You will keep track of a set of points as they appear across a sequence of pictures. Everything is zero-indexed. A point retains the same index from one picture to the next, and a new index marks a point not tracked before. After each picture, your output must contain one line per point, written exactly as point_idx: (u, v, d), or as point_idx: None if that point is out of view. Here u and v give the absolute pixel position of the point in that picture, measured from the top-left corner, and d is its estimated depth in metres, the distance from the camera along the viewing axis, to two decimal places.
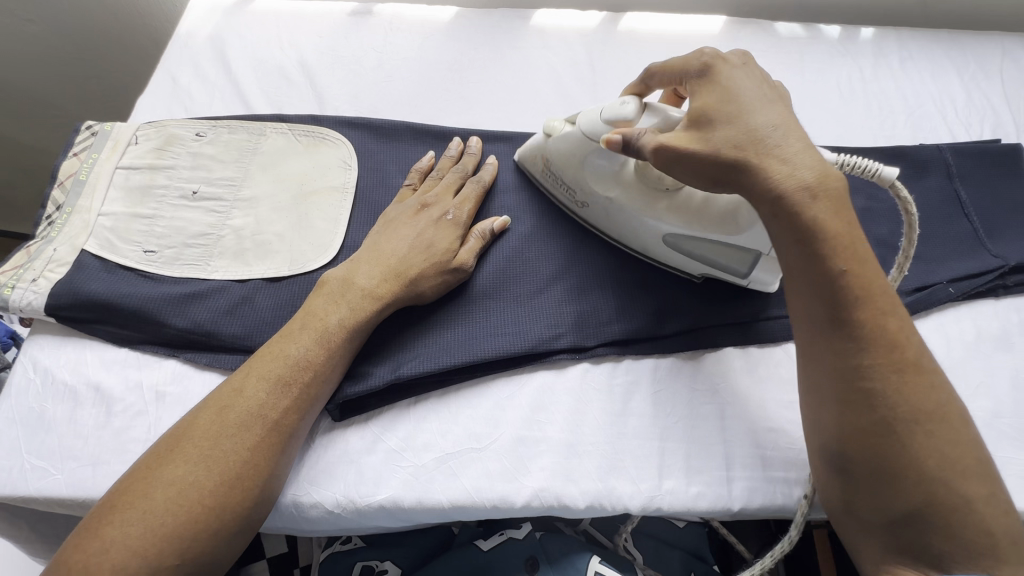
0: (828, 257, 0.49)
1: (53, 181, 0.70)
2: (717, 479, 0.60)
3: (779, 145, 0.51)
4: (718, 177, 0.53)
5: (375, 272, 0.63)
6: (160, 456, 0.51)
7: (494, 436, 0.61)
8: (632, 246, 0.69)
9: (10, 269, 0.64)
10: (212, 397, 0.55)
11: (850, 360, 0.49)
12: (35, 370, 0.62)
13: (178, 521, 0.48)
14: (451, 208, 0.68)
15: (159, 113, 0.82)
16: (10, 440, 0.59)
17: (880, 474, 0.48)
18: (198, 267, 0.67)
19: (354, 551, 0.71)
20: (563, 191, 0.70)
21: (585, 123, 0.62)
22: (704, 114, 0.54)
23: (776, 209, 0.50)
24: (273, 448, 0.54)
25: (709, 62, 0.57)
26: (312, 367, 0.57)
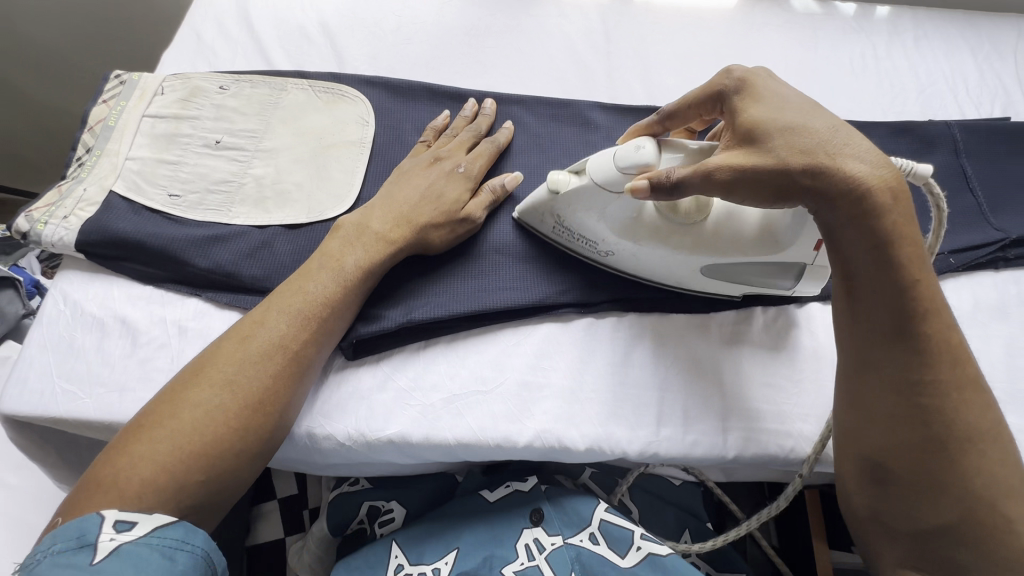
0: (899, 268, 0.49)
1: (83, 126, 0.73)
2: (713, 429, 0.63)
3: (852, 145, 0.49)
4: (783, 188, 0.50)
5: (388, 217, 0.65)
6: (184, 386, 0.54)
7: (499, 379, 0.63)
8: (666, 282, 0.67)
9: (43, 206, 0.67)
10: (231, 332, 0.58)
11: (912, 373, 0.49)
12: (64, 302, 0.65)
13: (206, 440, 0.51)
14: (463, 162, 0.70)
15: (183, 67, 0.84)
16: (42, 365, 0.62)
17: (925, 486, 0.49)
18: (220, 212, 0.70)
19: (360, 492, 0.74)
20: (581, 242, 0.66)
21: (598, 174, 0.59)
22: (754, 126, 0.52)
23: (855, 211, 0.48)
24: (289, 378, 0.56)
25: (740, 77, 0.56)
26: (329, 303, 0.60)
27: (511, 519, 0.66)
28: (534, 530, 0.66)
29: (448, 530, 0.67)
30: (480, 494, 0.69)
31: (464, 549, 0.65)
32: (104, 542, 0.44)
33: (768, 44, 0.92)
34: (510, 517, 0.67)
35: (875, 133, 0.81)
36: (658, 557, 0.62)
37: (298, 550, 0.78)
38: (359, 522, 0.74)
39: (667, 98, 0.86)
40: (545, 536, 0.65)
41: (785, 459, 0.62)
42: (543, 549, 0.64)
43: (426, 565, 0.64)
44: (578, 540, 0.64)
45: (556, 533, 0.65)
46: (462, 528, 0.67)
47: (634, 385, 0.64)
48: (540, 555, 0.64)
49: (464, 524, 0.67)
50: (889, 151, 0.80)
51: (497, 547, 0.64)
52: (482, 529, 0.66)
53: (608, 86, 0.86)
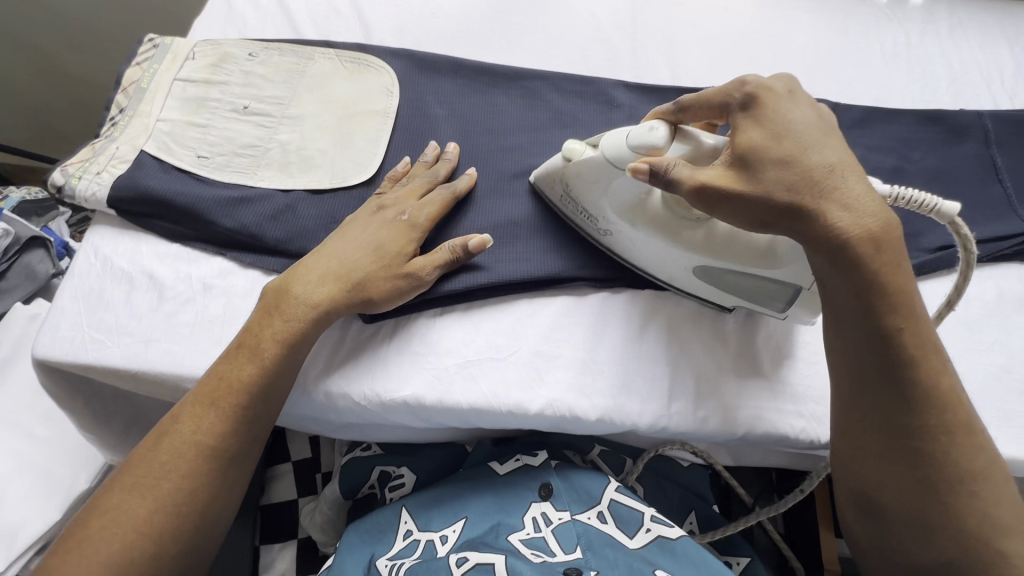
0: (888, 314, 0.49)
1: (117, 87, 0.75)
2: (725, 407, 0.63)
3: (842, 187, 0.48)
4: (766, 218, 0.50)
5: (316, 281, 0.62)
6: (107, 490, 0.55)
7: (513, 348, 0.64)
8: (660, 278, 0.66)
9: (77, 162, 0.69)
10: (153, 432, 0.58)
11: (901, 417, 0.50)
12: (96, 256, 0.67)
13: (111, 550, 0.51)
14: (407, 210, 0.66)
15: (214, 33, 0.86)
16: (73, 314, 0.64)
17: (915, 526, 0.51)
18: (246, 175, 0.71)
19: (372, 456, 0.76)
20: (583, 217, 0.66)
21: (610, 150, 0.58)
22: (750, 151, 0.50)
23: (836, 259, 0.48)
24: (206, 475, 0.56)
25: (752, 91, 0.53)
26: (243, 387, 0.58)
27: (519, 491, 0.65)
28: (542, 505, 0.63)
29: (456, 500, 0.66)
30: (489, 467, 0.69)
31: (472, 517, 0.63)
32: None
33: (797, 28, 0.90)
34: (518, 490, 0.65)
35: (901, 122, 0.80)
36: (669, 540, 0.58)
37: (311, 510, 0.79)
38: (370, 486, 0.76)
39: (691, 79, 0.85)
40: (553, 511, 0.63)
41: (796, 440, 0.62)
42: (550, 523, 0.62)
43: (432, 532, 0.63)
44: (586, 518, 0.62)
45: (563, 508, 0.63)
46: (469, 499, 0.66)
47: (651, 358, 0.65)
48: (546, 528, 0.61)
49: (472, 493, 0.66)
50: (916, 139, 0.79)
51: (506, 516, 0.63)
52: (490, 499, 0.65)
53: (632, 65, 0.86)
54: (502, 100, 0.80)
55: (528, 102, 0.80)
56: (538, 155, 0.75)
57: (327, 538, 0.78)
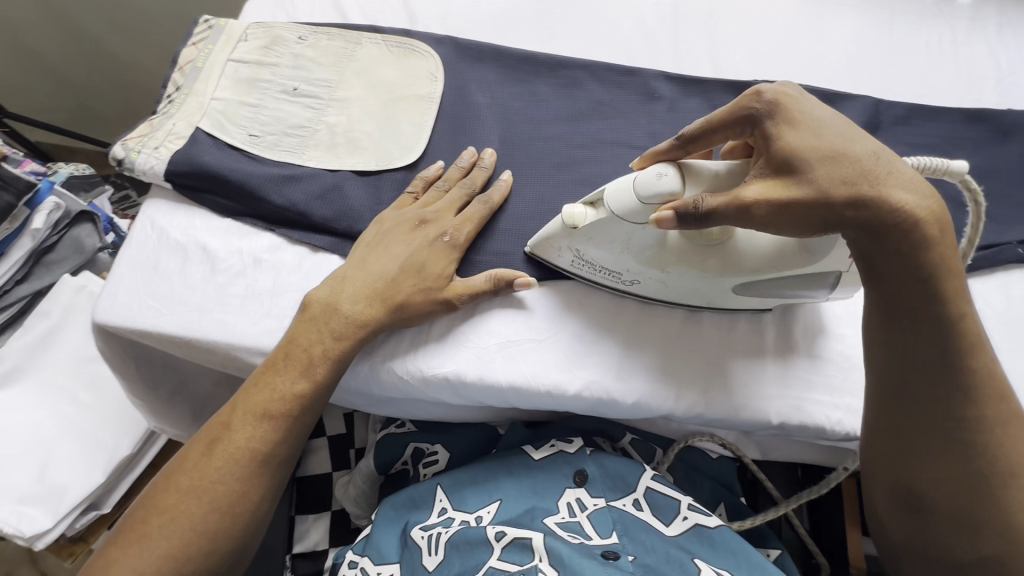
0: (946, 304, 0.50)
1: (173, 66, 0.77)
2: (761, 395, 0.63)
3: (895, 172, 0.48)
4: (827, 221, 0.48)
5: (360, 297, 0.63)
6: (160, 492, 0.57)
7: (553, 331, 0.66)
8: (696, 303, 0.65)
9: (137, 137, 0.72)
10: (204, 435, 0.60)
11: (956, 408, 0.51)
12: (152, 228, 0.70)
13: (172, 544, 0.54)
14: (450, 229, 0.66)
15: (263, 16, 0.87)
16: (131, 282, 0.67)
17: (962, 520, 0.52)
18: (294, 154, 0.73)
19: (408, 433, 0.77)
20: (603, 274, 0.64)
21: (616, 200, 0.56)
22: (791, 156, 0.48)
23: (900, 244, 0.48)
24: (258, 481, 0.58)
25: (772, 99, 0.51)
26: (297, 401, 0.60)
27: (553, 476, 0.65)
28: (576, 491, 0.64)
29: (489, 480, 0.66)
30: (525, 451, 0.68)
31: (507, 500, 0.63)
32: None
33: (841, 23, 0.90)
34: (553, 473, 0.65)
35: (946, 120, 0.80)
36: (706, 528, 0.59)
37: (345, 483, 0.82)
38: (403, 462, 0.77)
39: (733, 72, 0.85)
40: (587, 496, 0.63)
41: (831, 431, 0.63)
42: (585, 508, 0.62)
43: (468, 513, 0.63)
44: (621, 505, 0.63)
45: (598, 495, 0.64)
46: (502, 478, 0.66)
47: (678, 349, 0.65)
48: (581, 513, 0.62)
49: (507, 476, 0.66)
50: (961, 138, 0.79)
51: (541, 500, 0.63)
52: (524, 482, 0.65)
53: (673, 57, 0.86)
54: (544, 89, 0.81)
55: (570, 90, 0.81)
56: (580, 145, 0.76)
57: (360, 510, 0.80)
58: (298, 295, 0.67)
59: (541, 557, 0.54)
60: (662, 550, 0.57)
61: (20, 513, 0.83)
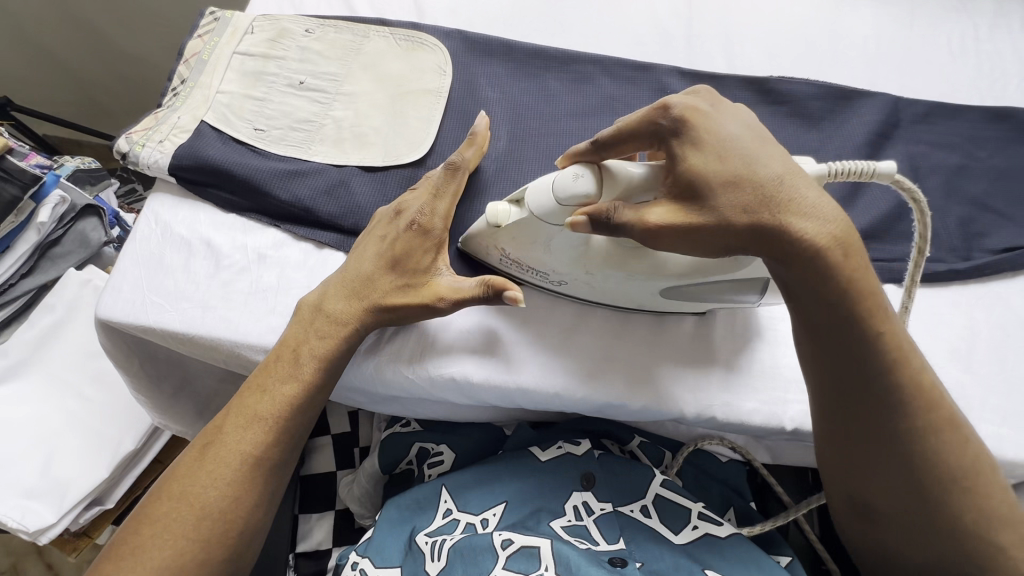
0: (868, 324, 0.48)
1: (179, 58, 0.76)
2: (775, 399, 0.62)
3: (798, 197, 0.45)
4: (728, 246, 0.47)
5: (348, 296, 0.61)
6: (155, 501, 0.56)
7: (559, 330, 0.64)
8: (630, 306, 0.64)
9: (141, 131, 0.71)
10: (198, 440, 0.60)
11: (887, 427, 0.49)
12: (156, 223, 0.69)
13: (166, 554, 0.53)
14: (420, 213, 0.62)
15: (269, 8, 0.86)
16: (135, 278, 0.66)
17: (919, 525, 0.51)
18: (300, 149, 0.72)
19: (412, 433, 0.76)
20: (532, 274, 0.62)
21: (535, 203, 0.53)
22: (694, 179, 0.47)
23: (810, 268, 0.46)
24: (251, 485, 0.57)
25: (679, 114, 0.49)
26: (289, 403, 0.59)
27: (560, 480, 0.64)
28: (584, 494, 0.63)
29: (494, 481, 0.65)
30: (530, 452, 0.67)
31: (514, 502, 0.62)
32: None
33: (860, 18, 0.88)
34: (559, 476, 0.64)
35: (968, 119, 0.78)
36: (717, 538, 0.58)
37: (349, 482, 0.81)
38: (408, 462, 0.76)
39: (748, 69, 0.83)
40: (594, 500, 0.62)
41: None
42: (592, 513, 0.61)
43: (472, 515, 0.62)
44: (629, 510, 0.62)
45: (605, 499, 0.62)
46: (506, 478, 0.65)
47: (630, 354, 0.63)
48: (588, 518, 0.61)
49: (513, 477, 0.65)
50: (984, 138, 0.76)
51: (546, 501, 0.62)
52: (531, 484, 0.64)
53: (687, 53, 0.84)
54: (554, 84, 0.80)
55: (581, 86, 0.79)
56: (591, 141, 0.74)
57: (365, 510, 0.79)
58: (303, 292, 0.66)
59: (547, 565, 0.54)
60: (672, 560, 0.57)
61: (25, 508, 0.82)
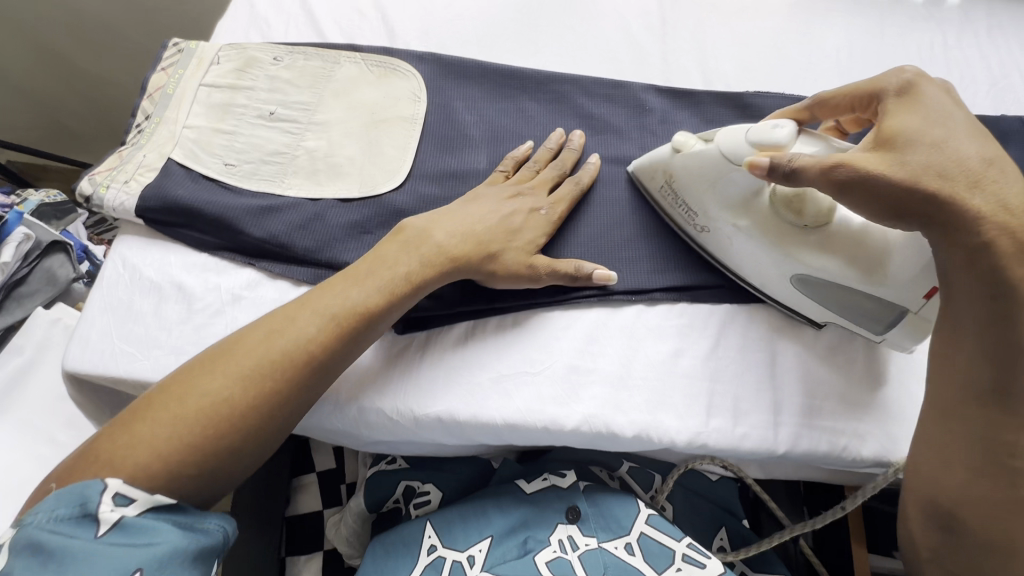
0: (1017, 328, 0.47)
1: (143, 93, 0.74)
2: (765, 423, 0.61)
3: (996, 183, 0.47)
4: (908, 209, 0.49)
5: (456, 233, 0.63)
6: (204, 368, 0.53)
7: (547, 362, 0.63)
8: (751, 282, 0.65)
9: (105, 171, 0.68)
10: (263, 321, 0.56)
11: (1005, 435, 0.49)
12: (124, 266, 0.67)
13: (203, 433, 0.49)
14: (544, 206, 0.68)
15: (236, 37, 0.84)
16: (103, 326, 0.64)
17: (993, 545, 0.50)
18: (272, 183, 0.70)
19: (399, 470, 0.75)
20: (681, 210, 0.66)
21: (727, 143, 0.59)
22: (897, 137, 0.50)
23: (967, 262, 0.48)
24: (306, 384, 0.55)
25: (909, 79, 0.54)
26: (368, 313, 0.58)
27: (546, 513, 0.64)
28: (569, 528, 0.62)
29: (479, 516, 0.64)
30: (516, 484, 0.67)
31: (499, 537, 0.62)
32: (103, 515, 0.43)
33: (832, 30, 0.88)
34: (544, 511, 0.64)
35: None
36: None
37: (337, 521, 0.79)
38: (395, 501, 0.74)
39: (723, 83, 0.83)
40: (579, 535, 0.62)
41: (838, 457, 0.61)
42: (577, 548, 0.61)
43: (457, 552, 0.61)
44: (613, 547, 0.61)
45: (591, 534, 0.62)
46: (493, 515, 0.64)
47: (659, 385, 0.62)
48: (573, 554, 0.60)
49: (498, 511, 0.64)
50: None
51: (532, 531, 0.62)
52: (516, 518, 0.63)
53: (663, 69, 0.84)
54: (531, 106, 0.79)
55: (558, 106, 0.79)
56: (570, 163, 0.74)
57: (353, 550, 0.78)
58: None
59: None
60: None
61: None
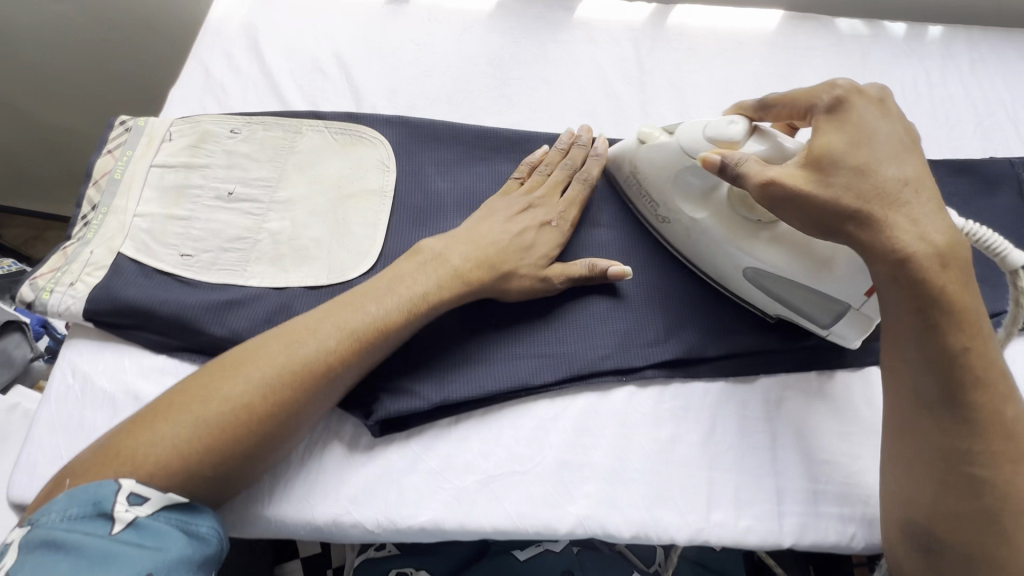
0: (951, 336, 0.46)
1: (88, 180, 0.69)
2: (768, 513, 0.58)
3: (913, 206, 0.48)
4: (831, 226, 0.50)
5: (470, 255, 0.61)
6: (225, 370, 0.51)
7: (537, 459, 0.59)
8: (709, 273, 0.66)
9: (47, 272, 0.63)
10: (287, 325, 0.54)
11: (960, 444, 0.47)
12: (73, 376, 0.62)
13: (224, 435, 0.48)
14: (555, 215, 0.66)
15: (191, 107, 0.79)
16: (53, 447, 0.59)
17: (971, 559, 0.47)
18: (234, 273, 0.65)
19: (389, 559, 0.70)
20: (646, 202, 0.67)
21: (685, 137, 0.60)
22: (825, 155, 0.50)
23: (897, 276, 0.47)
24: (325, 394, 0.53)
25: (841, 95, 0.53)
26: (389, 328, 0.56)
27: None
28: None
29: None
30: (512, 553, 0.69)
31: None
32: (119, 514, 0.43)
33: (814, 71, 0.85)
34: None
35: (935, 173, 0.76)
36: None
37: None
38: None
39: None
40: None
41: (847, 546, 0.58)
42: None
43: None
44: None
45: None
46: None
47: (657, 477, 0.59)
48: None
49: None
50: (950, 193, 0.75)
51: None
52: None
53: (643, 121, 0.81)
54: (507, 169, 0.75)
55: None
56: None
57: None
58: None
59: None
60: None
61: None
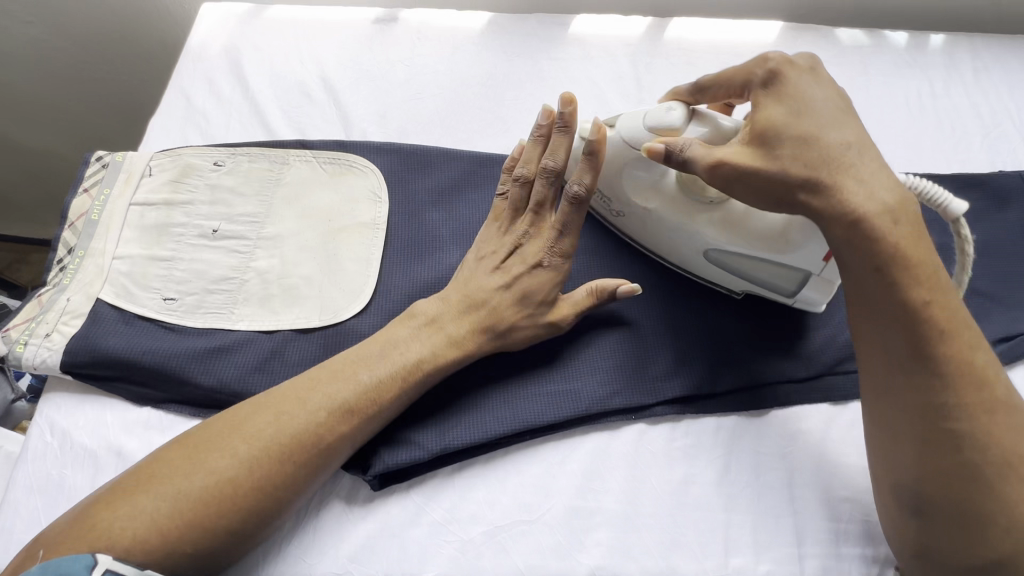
0: (910, 288, 0.45)
1: (63, 222, 0.65)
2: (789, 557, 0.55)
3: (858, 164, 0.46)
4: (783, 198, 0.48)
5: (462, 321, 0.58)
6: (212, 439, 0.49)
7: (546, 506, 0.57)
8: (671, 260, 0.65)
9: (22, 322, 0.60)
10: (276, 392, 0.52)
11: (934, 396, 0.45)
12: (52, 433, 0.58)
13: (207, 510, 0.45)
14: (545, 254, 0.60)
15: (172, 137, 0.76)
16: (30, 511, 0.55)
17: (960, 519, 0.45)
18: (221, 316, 0.62)
19: None
20: (598, 199, 0.66)
21: (626, 129, 0.58)
22: (768, 128, 0.48)
23: (851, 236, 0.46)
24: (314, 469, 0.50)
25: (774, 68, 0.50)
26: (381, 398, 0.53)
27: None
28: None
29: None
30: None
31: None
32: None
33: None
34: None
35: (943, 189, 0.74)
36: None
37: None
38: None
39: None
40: None
41: None
42: None
43: None
44: None
45: None
46: None
47: (671, 521, 0.56)
48: None
49: None
50: None
51: None
52: None
53: None
54: None
55: None
56: None
57: None
58: None
59: None
60: None
61: None
